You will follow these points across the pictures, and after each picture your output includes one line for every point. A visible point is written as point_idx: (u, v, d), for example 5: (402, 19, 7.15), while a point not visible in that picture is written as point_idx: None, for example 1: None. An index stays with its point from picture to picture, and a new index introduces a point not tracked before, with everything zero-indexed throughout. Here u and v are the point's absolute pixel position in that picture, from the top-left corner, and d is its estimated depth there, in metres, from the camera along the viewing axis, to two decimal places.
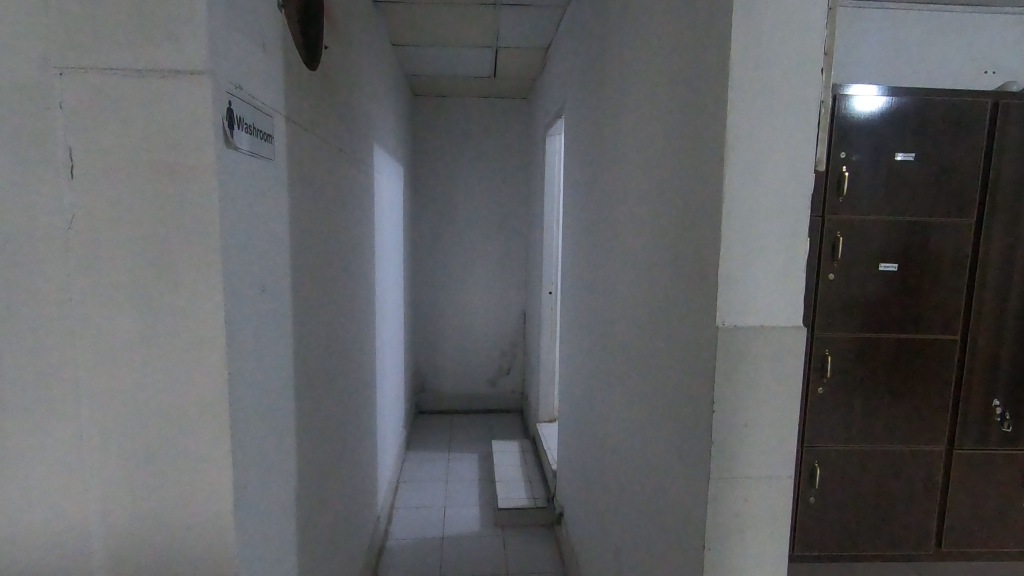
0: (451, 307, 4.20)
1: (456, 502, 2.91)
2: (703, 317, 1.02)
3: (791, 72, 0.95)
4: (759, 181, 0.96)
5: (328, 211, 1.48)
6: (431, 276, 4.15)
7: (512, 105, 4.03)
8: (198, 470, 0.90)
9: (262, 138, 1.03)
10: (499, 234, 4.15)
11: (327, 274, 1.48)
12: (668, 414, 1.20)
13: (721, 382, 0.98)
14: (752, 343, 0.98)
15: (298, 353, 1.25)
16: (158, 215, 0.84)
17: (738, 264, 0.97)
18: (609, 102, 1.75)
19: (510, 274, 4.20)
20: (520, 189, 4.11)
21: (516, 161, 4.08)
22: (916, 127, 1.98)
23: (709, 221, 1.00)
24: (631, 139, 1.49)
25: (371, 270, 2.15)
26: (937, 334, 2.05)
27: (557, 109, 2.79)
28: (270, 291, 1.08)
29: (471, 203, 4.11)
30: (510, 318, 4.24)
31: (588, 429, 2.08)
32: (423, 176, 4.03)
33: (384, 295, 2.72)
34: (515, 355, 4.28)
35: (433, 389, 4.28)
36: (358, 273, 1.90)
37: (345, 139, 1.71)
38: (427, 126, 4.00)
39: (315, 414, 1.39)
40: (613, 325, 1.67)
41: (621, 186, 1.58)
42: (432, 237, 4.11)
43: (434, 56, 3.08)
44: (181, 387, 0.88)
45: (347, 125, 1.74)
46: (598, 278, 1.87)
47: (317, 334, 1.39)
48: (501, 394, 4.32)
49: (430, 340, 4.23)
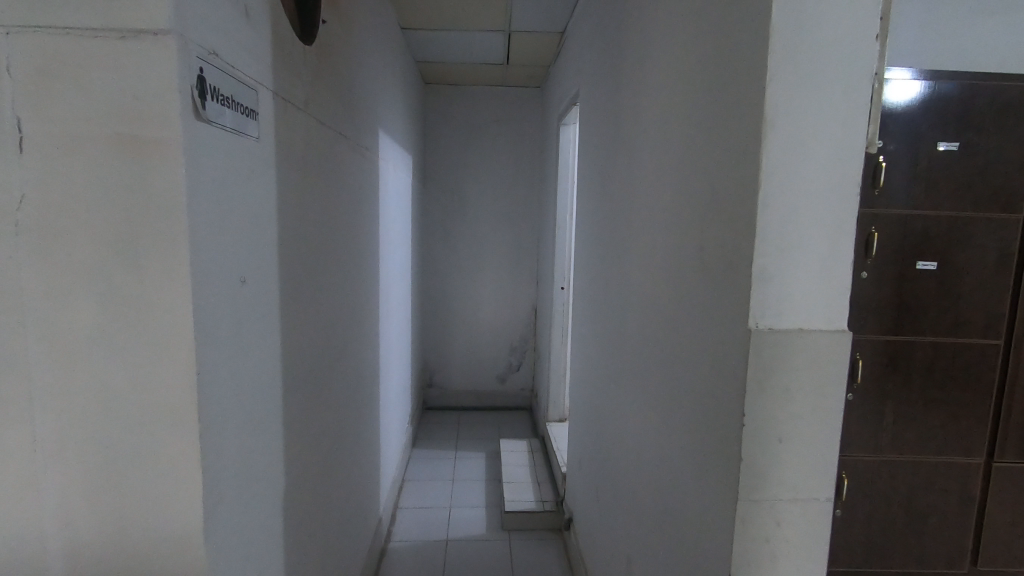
0: (461, 302, 4.11)
1: (462, 503, 2.83)
2: (733, 318, 0.91)
3: (841, 39, 0.83)
4: (802, 163, 0.84)
5: (325, 197, 1.39)
6: (440, 269, 4.06)
7: (526, 95, 3.92)
8: (165, 481, 0.81)
9: (243, 113, 0.93)
10: (510, 228, 4.04)
11: (323, 265, 1.39)
12: (688, 422, 1.10)
13: (752, 391, 0.87)
14: (789, 349, 0.86)
15: (286, 349, 1.16)
16: (119, 196, 0.75)
17: (777, 258, 0.85)
18: (628, 84, 1.63)
19: (521, 269, 4.09)
20: (533, 181, 4.00)
21: (529, 151, 3.96)
22: (960, 115, 1.83)
23: (742, 209, 0.88)
24: (652, 123, 1.38)
25: (374, 262, 2.07)
26: (979, 339, 1.90)
27: (572, 96, 2.67)
28: (253, 282, 0.99)
29: (482, 194, 4.00)
30: (520, 313, 4.14)
31: (600, 432, 1.98)
32: (433, 166, 3.94)
33: (389, 288, 2.63)
34: (525, 352, 4.18)
35: (441, 385, 4.20)
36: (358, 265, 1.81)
37: (346, 122, 1.62)
38: (438, 116, 3.90)
39: (307, 414, 1.30)
40: (629, 324, 1.56)
41: (640, 174, 1.46)
42: (442, 229, 4.01)
43: (444, 40, 2.97)
44: (146, 389, 0.78)
45: (349, 108, 1.64)
46: (614, 273, 1.76)
47: (310, 329, 1.30)
48: (510, 392, 4.22)
49: (438, 335, 4.14)
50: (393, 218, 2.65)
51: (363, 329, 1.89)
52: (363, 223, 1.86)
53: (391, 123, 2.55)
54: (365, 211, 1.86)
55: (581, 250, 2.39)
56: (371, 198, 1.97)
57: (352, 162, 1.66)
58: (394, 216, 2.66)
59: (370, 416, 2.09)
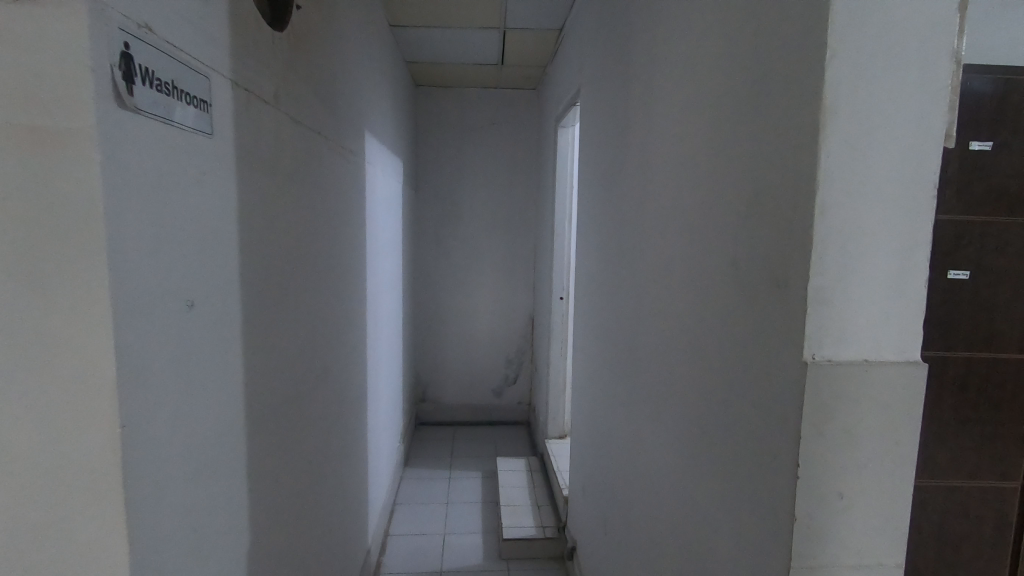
0: (454, 313, 3.95)
1: (457, 529, 2.66)
2: (782, 347, 0.76)
3: (915, 9, 0.68)
4: (868, 162, 0.69)
5: (301, 204, 1.24)
6: (433, 279, 3.90)
7: (521, 97, 3.78)
8: (83, 564, 0.64)
9: (190, 105, 0.77)
10: (506, 235, 3.89)
11: (299, 280, 1.24)
12: (721, 463, 0.94)
13: (809, 438, 0.71)
14: (852, 387, 0.71)
15: (250, 381, 0.99)
16: (18, 206, 0.59)
17: (837, 276, 0.70)
18: (638, 79, 1.49)
19: (518, 278, 3.94)
20: (529, 187, 3.86)
21: (525, 155, 3.82)
22: (994, 112, 1.70)
23: (794, 216, 0.73)
24: (668, 119, 1.23)
25: (359, 273, 1.91)
26: (1015, 353, 1.76)
27: (572, 96, 2.53)
28: (207, 306, 0.83)
29: (477, 200, 3.85)
30: (517, 324, 3.98)
31: (605, 458, 1.82)
32: (425, 171, 3.79)
33: (378, 301, 2.47)
34: (522, 365, 4.02)
35: (435, 399, 4.03)
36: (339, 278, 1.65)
37: (327, 121, 1.47)
38: (430, 120, 3.76)
39: (277, 452, 1.14)
40: (640, 343, 1.41)
41: (655, 177, 1.31)
42: (434, 237, 3.86)
43: (436, 38, 2.82)
44: (58, 448, 0.62)
45: (330, 105, 1.49)
46: (621, 286, 1.61)
47: (281, 355, 1.14)
48: (507, 406, 4.06)
49: (432, 347, 3.98)
50: (382, 226, 2.49)
51: (348, 347, 1.73)
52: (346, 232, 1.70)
53: (380, 125, 2.40)
54: (350, 220, 1.71)
55: (583, 260, 2.24)
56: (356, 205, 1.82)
57: (334, 166, 1.51)
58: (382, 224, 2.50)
59: (356, 441, 1.92)
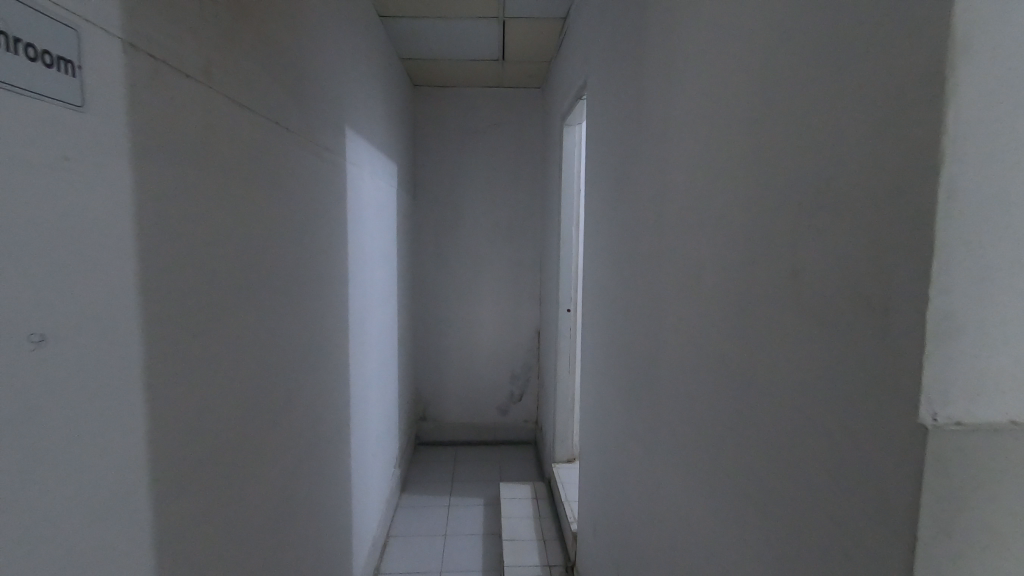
0: (456, 326, 3.73)
1: (455, 566, 2.42)
2: (876, 397, 0.52)
3: None
4: (1017, 122, 0.45)
5: (247, 206, 1.02)
6: (433, 289, 3.68)
7: (526, 97, 3.57)
8: None
9: (34, 60, 0.56)
10: (510, 243, 3.67)
11: (243, 297, 1.02)
12: (777, 542, 0.70)
13: (925, 539, 0.48)
14: (990, 463, 0.48)
15: (154, 430, 0.77)
16: None
17: (968, 297, 0.46)
18: (653, 55, 1.26)
19: (523, 288, 3.71)
20: (535, 191, 3.63)
21: (530, 158, 3.60)
22: None
23: (893, 208, 0.50)
24: (691, 94, 1.00)
25: (334, 286, 1.69)
26: None
27: (579, 89, 2.31)
28: (70, 337, 0.61)
29: (479, 205, 3.63)
30: (523, 336, 3.74)
31: (618, 496, 1.58)
32: (424, 176, 3.59)
33: (365, 316, 2.25)
34: (528, 380, 3.78)
35: (436, 417, 3.80)
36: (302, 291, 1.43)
37: (291, 109, 1.26)
38: (428, 122, 3.56)
39: (205, 511, 0.92)
40: (662, 368, 1.17)
41: (678, 168, 1.08)
42: (434, 245, 3.65)
43: (431, 31, 2.63)
44: None
45: (294, 91, 1.28)
46: (636, 299, 1.37)
47: (209, 390, 0.92)
48: (513, 425, 3.81)
49: (432, 362, 3.76)
50: (371, 234, 2.28)
51: (311, 370, 1.51)
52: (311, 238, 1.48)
53: (367, 124, 2.20)
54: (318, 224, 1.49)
55: (593, 268, 2.01)
56: (330, 209, 1.61)
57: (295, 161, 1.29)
58: (371, 232, 2.29)
59: (327, 474, 1.71)
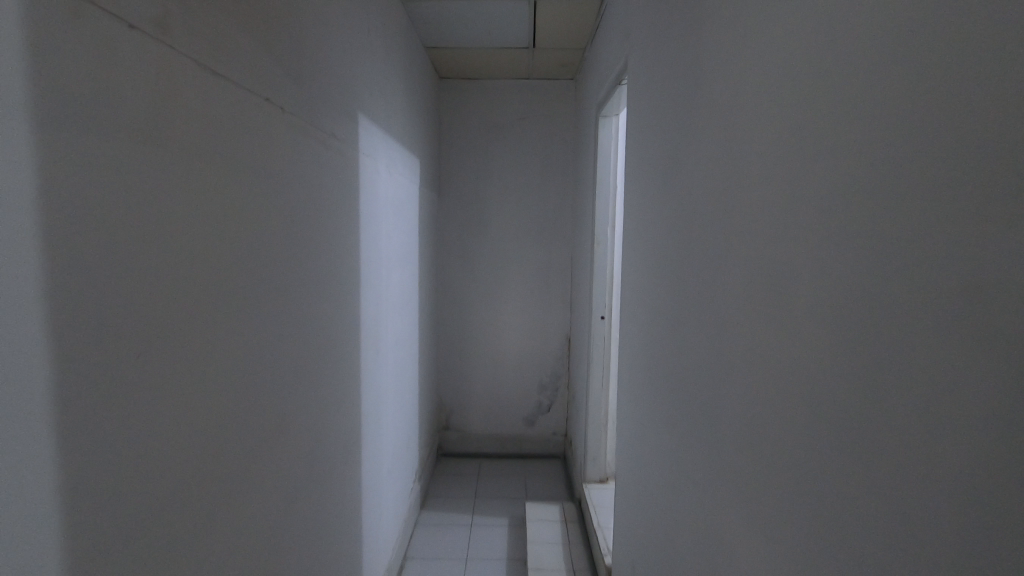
0: (480, 332, 3.54)
1: None
2: None
3: None
4: None
5: (215, 192, 0.85)
6: (457, 292, 3.50)
7: (557, 89, 3.36)
8: None
9: None
10: (538, 245, 3.46)
11: (204, 303, 0.84)
12: None
13: None
14: None
15: (58, 479, 0.59)
16: None
17: None
18: (713, 17, 1.04)
19: (552, 293, 3.50)
20: (565, 189, 3.42)
21: (560, 154, 3.39)
22: None
23: None
24: (772, 50, 0.78)
25: (330, 290, 1.52)
26: None
27: (620, 72, 2.10)
28: None
29: (505, 204, 3.43)
30: (551, 343, 3.53)
31: (660, 540, 1.36)
32: (448, 173, 3.41)
33: (380, 323, 2.07)
34: (557, 390, 3.56)
35: (459, 427, 3.62)
36: (291, 298, 1.24)
37: (275, 82, 1.09)
38: (453, 117, 3.38)
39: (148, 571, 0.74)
40: (721, 398, 0.95)
41: (749, 149, 0.85)
42: (458, 246, 3.47)
43: (457, 14, 2.45)
44: None
45: (281, 61, 1.11)
46: (686, 312, 1.15)
47: (159, 424, 0.74)
48: (540, 437, 3.59)
49: (455, 370, 3.58)
50: (387, 234, 2.10)
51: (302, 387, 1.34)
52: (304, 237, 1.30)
53: (382, 113, 2.03)
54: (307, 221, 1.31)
55: (631, 274, 1.78)
56: (321, 202, 1.44)
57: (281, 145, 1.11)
58: (388, 232, 2.11)
59: (324, 502, 1.53)
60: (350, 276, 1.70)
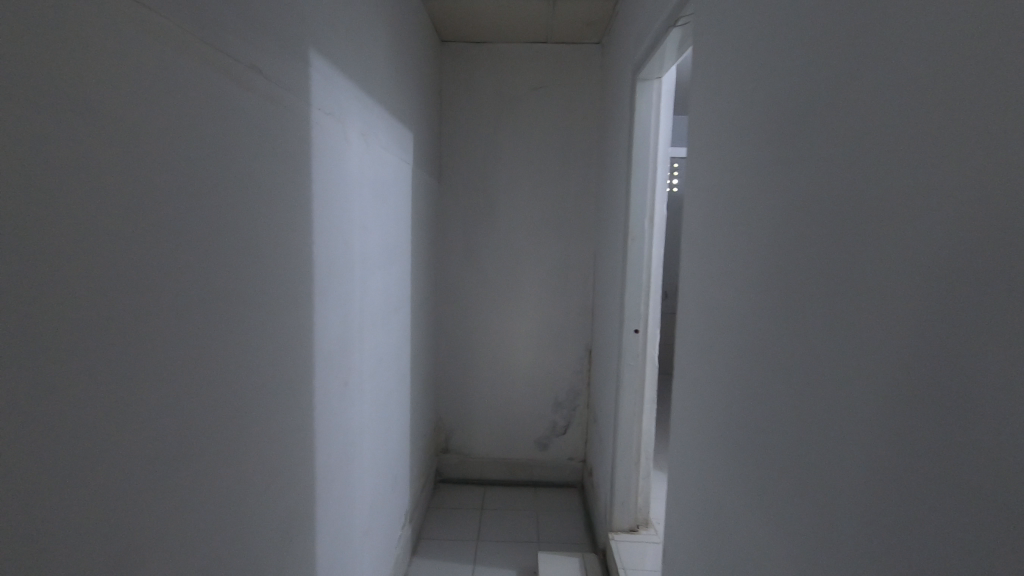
0: (488, 341, 3.04)
1: None
2: None
3: None
4: None
5: None
6: (459, 293, 3.01)
7: (582, 56, 2.83)
8: None
9: None
10: (555, 240, 2.95)
11: None
12: None
13: None
14: None
15: None
16: None
17: None
18: None
19: (571, 296, 2.99)
20: (588, 174, 2.90)
21: (583, 133, 2.87)
22: None
23: None
24: None
25: (264, 309, 1.03)
26: None
27: (675, 11, 1.59)
28: None
29: (517, 191, 2.92)
30: (569, 353, 3.03)
31: None
32: (451, 154, 2.91)
33: (351, 343, 1.57)
34: (575, 410, 3.06)
35: (460, 449, 3.13)
36: (160, 328, 0.74)
37: None
38: (458, 88, 2.87)
39: None
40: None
41: None
42: (461, 239, 2.97)
43: None
44: None
45: None
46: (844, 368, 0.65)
47: None
48: (555, 463, 3.10)
49: (458, 384, 3.09)
50: (361, 225, 1.59)
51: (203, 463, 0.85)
52: (193, 224, 0.79)
53: (357, 64, 1.53)
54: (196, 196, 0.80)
55: (695, 283, 1.27)
56: (246, 176, 0.94)
57: (77, 41, 0.59)
58: (363, 221, 1.61)
59: None
60: (301, 284, 1.20)
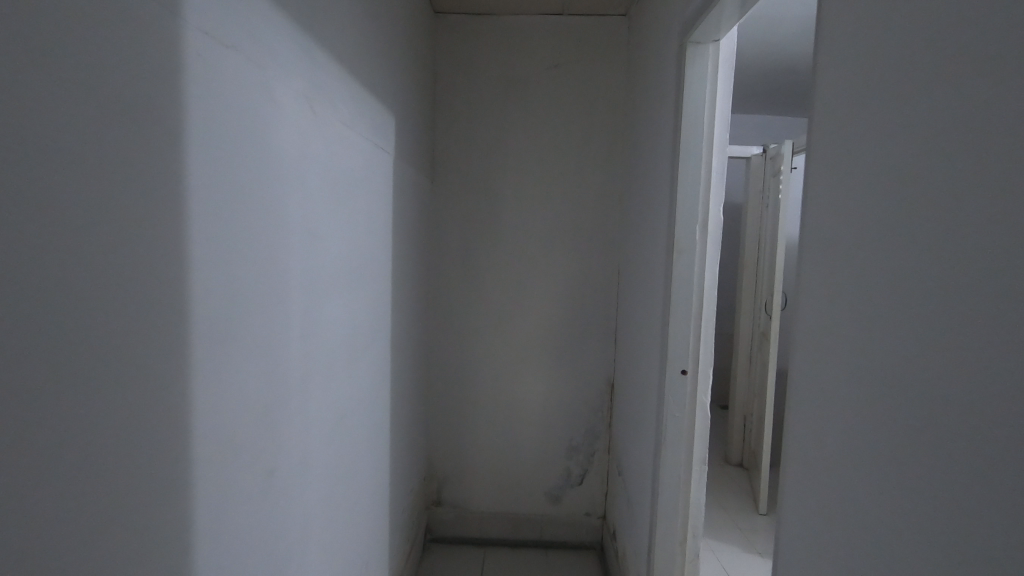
0: (489, 373, 2.54)
1: None
2: None
3: None
4: None
5: None
6: (455, 316, 2.51)
7: (603, 31, 2.35)
8: None
9: None
10: (572, 252, 2.46)
11: None
12: None
13: None
14: None
15: None
16: None
17: None
18: None
19: (590, 318, 2.49)
20: (611, 174, 2.41)
21: (605, 124, 2.39)
22: None
23: None
24: None
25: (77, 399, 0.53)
26: None
27: None
28: None
29: (525, 193, 2.43)
30: (586, 388, 2.53)
31: None
32: (446, 149, 2.42)
33: (293, 409, 1.04)
34: (594, 455, 2.55)
35: (456, 502, 2.61)
36: None
37: None
38: (456, 69, 2.39)
39: None
40: None
41: None
42: (459, 251, 2.47)
43: None
44: None
45: None
46: None
47: None
48: (570, 521, 2.58)
49: (454, 423, 2.57)
50: (307, 231, 1.07)
51: None
52: None
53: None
54: None
55: (822, 331, 0.77)
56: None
57: None
58: (308, 226, 1.08)
59: None
60: (189, 333, 0.70)
